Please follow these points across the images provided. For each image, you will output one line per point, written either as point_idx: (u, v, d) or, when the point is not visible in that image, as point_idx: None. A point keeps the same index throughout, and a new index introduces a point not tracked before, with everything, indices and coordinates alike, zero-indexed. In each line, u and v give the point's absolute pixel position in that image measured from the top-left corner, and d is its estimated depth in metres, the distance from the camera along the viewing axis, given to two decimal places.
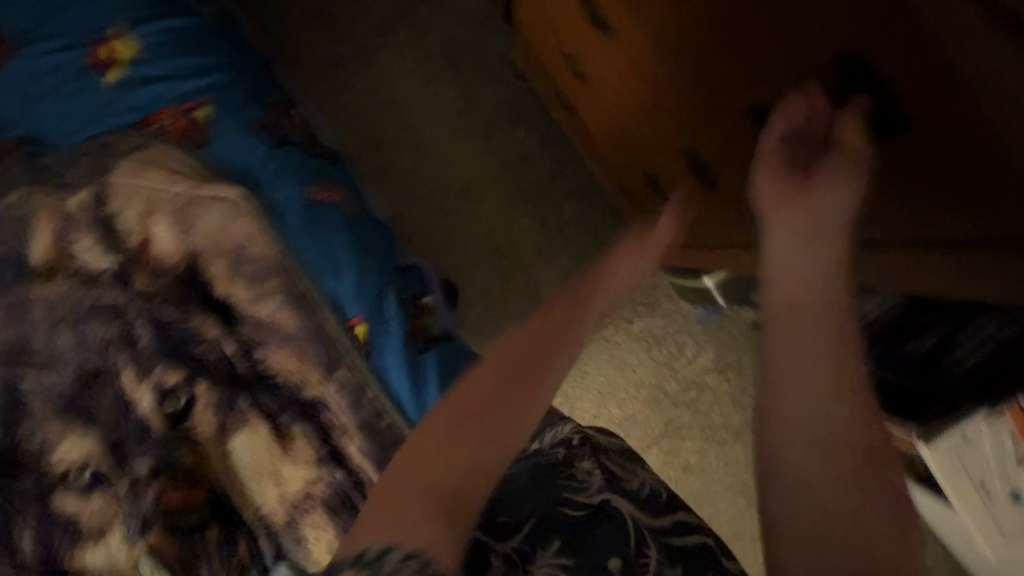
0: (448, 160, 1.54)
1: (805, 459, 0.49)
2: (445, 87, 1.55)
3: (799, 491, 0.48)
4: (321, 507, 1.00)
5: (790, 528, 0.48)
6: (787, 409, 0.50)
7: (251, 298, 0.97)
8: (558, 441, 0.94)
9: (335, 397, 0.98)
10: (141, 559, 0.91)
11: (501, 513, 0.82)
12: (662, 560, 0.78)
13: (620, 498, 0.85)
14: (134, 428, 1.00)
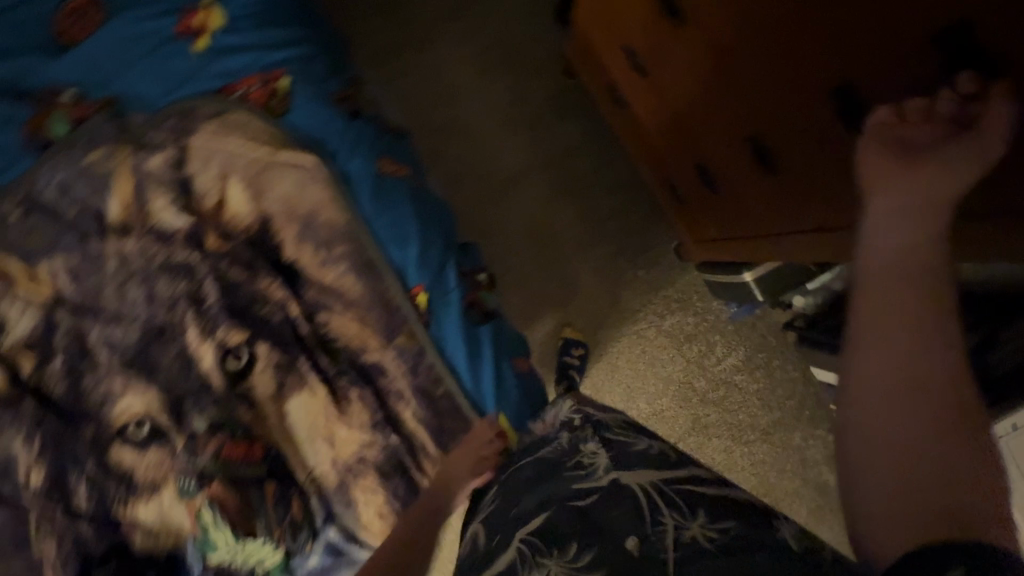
0: (495, 150, 1.61)
1: (880, 412, 0.50)
2: (496, 80, 1.62)
3: (868, 438, 0.50)
4: (373, 470, 1.02)
5: (856, 473, 0.50)
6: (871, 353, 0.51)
7: (320, 263, 1.01)
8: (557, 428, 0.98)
9: (393, 364, 1.01)
10: (203, 508, 0.95)
11: (513, 508, 0.84)
12: (679, 519, 0.70)
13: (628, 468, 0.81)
14: (195, 384, 1.03)
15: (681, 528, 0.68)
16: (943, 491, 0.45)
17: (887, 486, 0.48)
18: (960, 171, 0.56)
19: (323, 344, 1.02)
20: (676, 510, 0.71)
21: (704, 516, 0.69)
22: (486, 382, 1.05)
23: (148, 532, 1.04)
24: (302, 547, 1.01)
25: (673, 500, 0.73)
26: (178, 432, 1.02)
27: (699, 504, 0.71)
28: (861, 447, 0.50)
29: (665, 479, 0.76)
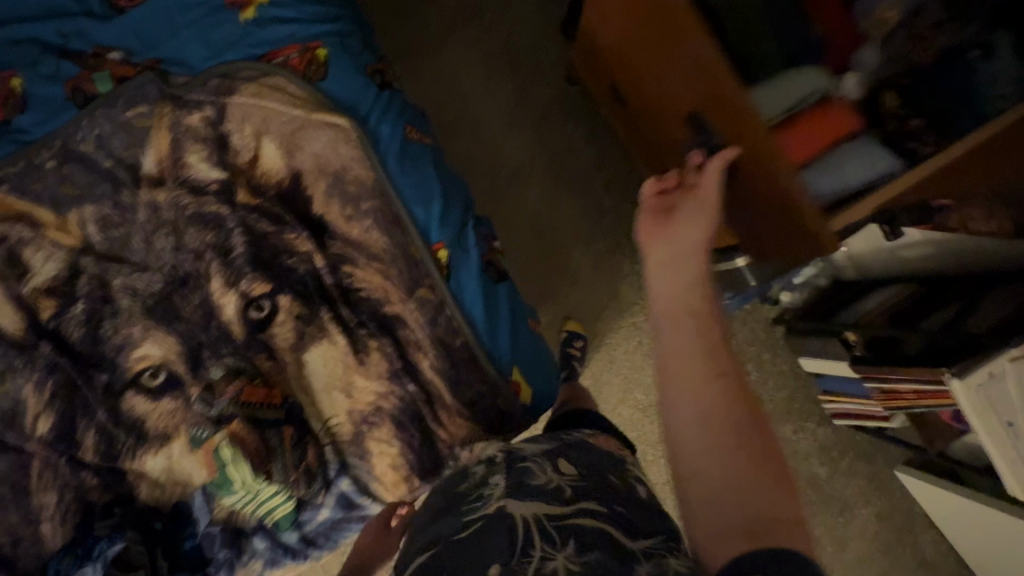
0: (499, 146, 1.71)
1: (697, 439, 0.59)
2: (501, 82, 1.73)
3: (693, 463, 0.58)
4: (389, 420, 1.03)
5: (691, 503, 0.58)
6: (678, 388, 0.61)
7: (347, 217, 1.06)
8: (475, 465, 0.88)
9: (412, 315, 1.05)
10: (220, 444, 0.98)
11: (410, 546, 0.79)
12: (548, 549, 0.65)
13: (522, 499, 0.75)
14: (215, 332, 1.05)
15: (548, 558, 0.64)
16: (756, 508, 0.55)
17: (721, 508, 0.56)
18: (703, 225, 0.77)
19: (346, 295, 1.05)
20: (548, 540, 0.67)
21: (573, 548, 0.66)
22: (503, 339, 1.07)
23: (155, 483, 1.03)
24: (315, 497, 1.03)
25: (552, 533, 0.67)
26: (194, 379, 1.03)
27: (574, 537, 0.67)
28: (693, 475, 0.58)
29: (553, 513, 0.71)
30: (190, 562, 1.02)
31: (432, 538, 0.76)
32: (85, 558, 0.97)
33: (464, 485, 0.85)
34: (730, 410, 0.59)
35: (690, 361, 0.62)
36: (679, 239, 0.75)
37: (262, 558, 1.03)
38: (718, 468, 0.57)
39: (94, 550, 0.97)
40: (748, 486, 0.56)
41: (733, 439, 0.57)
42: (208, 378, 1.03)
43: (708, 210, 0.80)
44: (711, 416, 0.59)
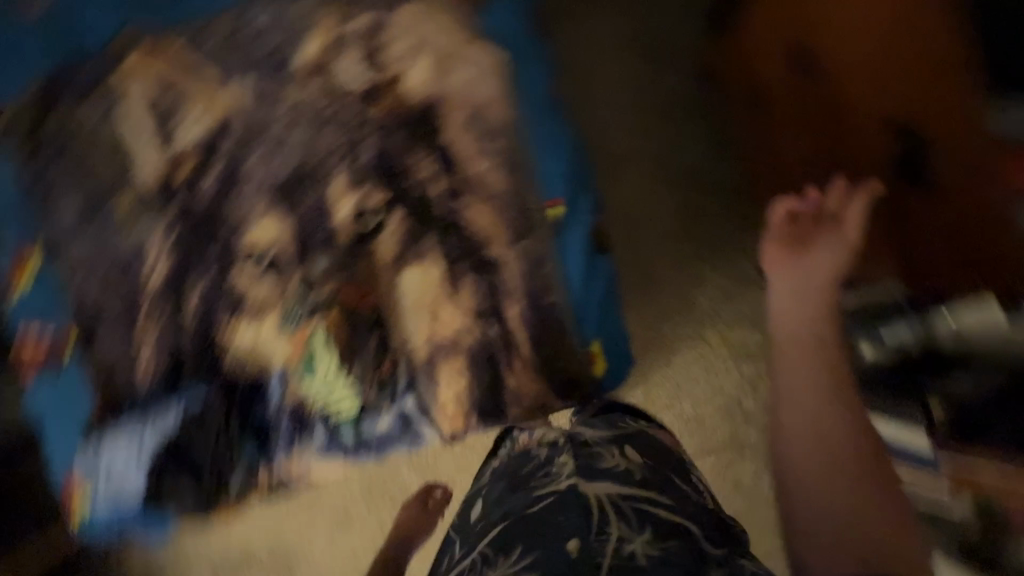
0: (621, 120, 1.67)
1: (816, 457, 0.79)
2: (636, 56, 1.68)
3: (813, 474, 0.78)
4: (464, 355, 1.06)
5: (805, 506, 0.77)
6: (802, 415, 0.83)
7: (474, 152, 1.07)
8: (540, 443, 0.96)
9: (511, 263, 1.06)
10: (315, 330, 1.09)
11: (483, 517, 0.88)
12: (626, 531, 0.76)
13: (592, 479, 0.84)
14: (325, 231, 1.09)
15: (624, 540, 0.75)
16: (868, 517, 0.75)
17: (836, 511, 0.76)
18: (835, 256, 1.03)
19: (454, 228, 1.07)
20: (625, 523, 0.77)
21: (648, 535, 0.76)
22: (592, 309, 1.08)
23: (238, 353, 1.09)
24: (379, 404, 1.09)
25: (626, 517, 0.78)
26: (297, 268, 1.09)
27: (648, 524, 0.77)
28: (806, 484, 0.78)
29: (620, 495, 0.81)
30: (254, 429, 1.10)
31: (506, 511, 0.86)
32: (173, 390, 1.08)
33: (527, 465, 0.93)
34: (846, 435, 0.80)
35: (815, 395, 0.84)
36: (807, 275, 1.01)
37: (318, 445, 1.11)
38: (835, 480, 0.77)
39: (181, 389, 1.08)
40: (859, 497, 0.77)
41: (849, 460, 0.79)
42: (310, 270, 1.09)
43: (845, 246, 1.04)
44: (832, 439, 0.80)
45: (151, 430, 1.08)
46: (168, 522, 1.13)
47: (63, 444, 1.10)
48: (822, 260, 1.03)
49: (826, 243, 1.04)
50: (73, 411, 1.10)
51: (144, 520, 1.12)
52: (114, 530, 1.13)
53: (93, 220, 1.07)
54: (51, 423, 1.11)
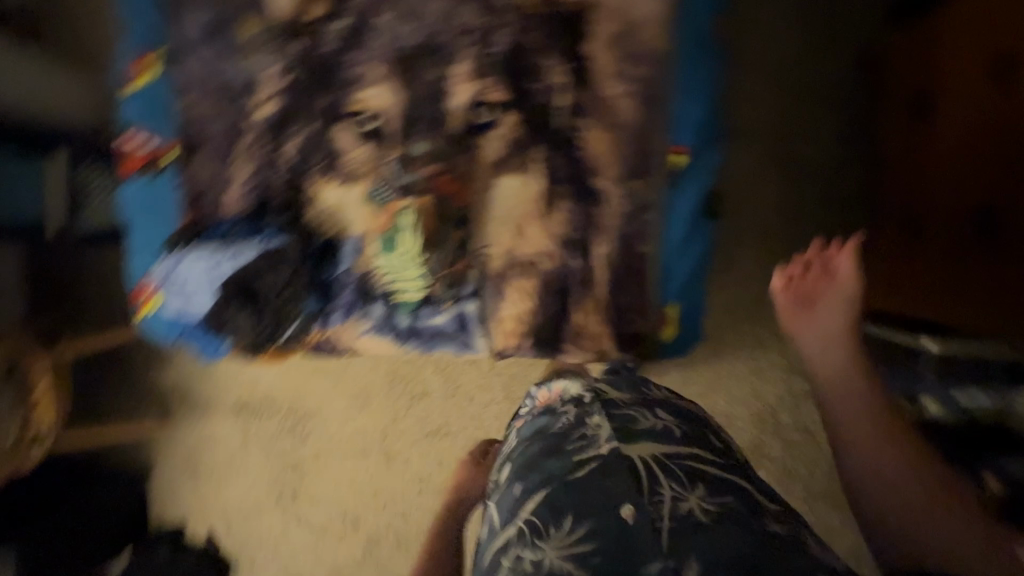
0: (769, 88, 1.47)
1: (871, 454, 0.92)
2: (808, 15, 1.45)
3: (871, 466, 0.91)
4: (537, 279, 1.03)
5: (863, 490, 0.92)
6: (849, 417, 0.96)
7: (611, 73, 0.99)
8: (565, 401, 0.95)
9: (615, 200, 1.00)
10: (405, 209, 1.03)
11: (521, 482, 0.86)
12: (679, 490, 0.77)
13: (631, 440, 0.84)
14: (435, 113, 1.05)
15: (679, 499, 0.76)
16: (927, 512, 0.84)
17: (898, 498, 0.87)
18: (841, 309, 1.02)
19: (567, 147, 1.02)
20: (678, 483, 0.78)
21: (702, 490, 0.77)
22: (680, 271, 1.01)
23: (323, 211, 1.10)
24: (442, 299, 1.07)
25: (676, 474, 0.79)
26: (397, 143, 1.07)
27: (700, 480, 0.79)
28: (864, 478, 0.91)
29: (664, 454, 0.81)
30: (318, 288, 1.11)
31: (546, 475, 0.84)
32: (256, 229, 1.09)
33: (556, 423, 0.91)
34: (889, 436, 0.92)
35: (859, 403, 0.97)
36: (822, 322, 1.02)
37: (370, 321, 1.10)
38: (894, 476, 0.89)
39: (264, 231, 1.09)
40: (917, 493, 0.86)
41: (903, 460, 0.89)
42: (408, 149, 1.06)
43: (847, 297, 1.01)
44: (888, 440, 0.92)
45: (225, 262, 1.05)
46: (223, 348, 1.16)
47: (151, 247, 1.14)
48: (825, 316, 1.02)
49: (829, 294, 1.02)
50: (165, 220, 1.13)
51: (203, 340, 1.14)
52: (172, 339, 1.16)
53: (224, 43, 1.09)
54: (143, 225, 1.14)
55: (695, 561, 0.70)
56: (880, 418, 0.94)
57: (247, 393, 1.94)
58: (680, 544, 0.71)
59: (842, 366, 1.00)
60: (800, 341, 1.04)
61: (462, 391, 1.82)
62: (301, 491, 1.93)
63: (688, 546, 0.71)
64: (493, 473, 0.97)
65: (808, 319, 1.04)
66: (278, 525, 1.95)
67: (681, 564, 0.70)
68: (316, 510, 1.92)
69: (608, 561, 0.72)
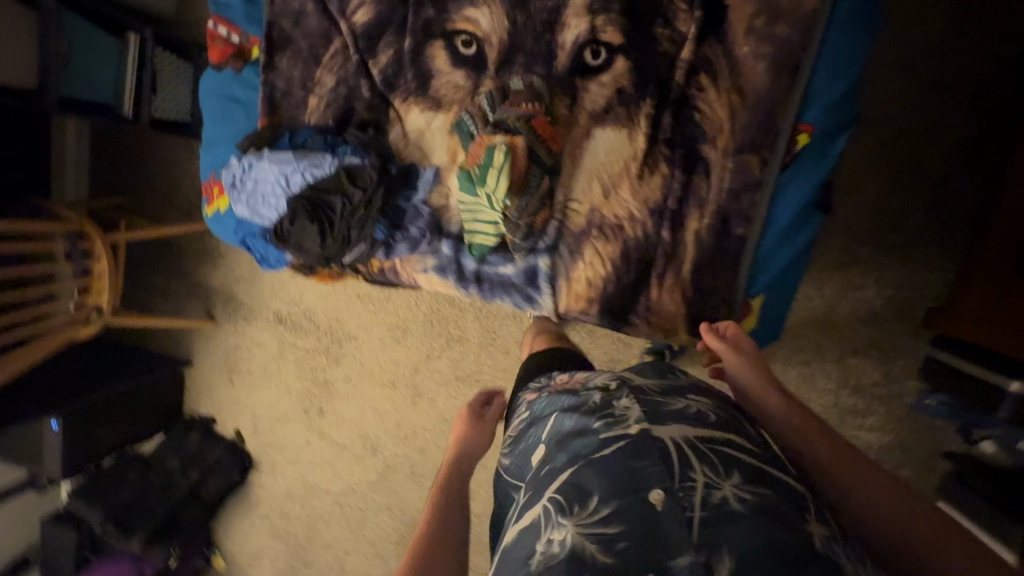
0: (907, 88, 1.40)
1: (855, 478, 0.76)
2: (969, 15, 1.35)
3: (865, 492, 0.75)
4: (618, 245, 0.97)
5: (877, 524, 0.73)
6: (809, 441, 0.81)
7: (748, 27, 0.87)
8: (591, 386, 0.91)
9: (720, 173, 0.91)
10: (497, 145, 0.90)
11: (545, 464, 0.80)
12: (711, 478, 0.70)
13: (662, 424, 0.77)
14: (541, 48, 0.97)
15: (712, 486, 0.69)
16: (950, 542, 0.69)
17: (914, 528, 0.71)
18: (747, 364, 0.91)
19: (679, 106, 0.92)
20: (710, 469, 0.71)
21: (738, 479, 0.71)
22: (774, 261, 0.93)
23: (405, 135, 1.05)
24: (515, 249, 1.01)
25: (709, 461, 0.72)
26: (494, 75, 0.99)
27: (736, 469, 0.72)
28: (868, 508, 0.74)
29: (696, 439, 0.75)
30: (389, 214, 1.05)
31: (572, 455, 0.78)
32: (331, 147, 1.03)
33: (581, 404, 0.87)
34: (858, 458, 0.79)
35: (801, 424, 0.83)
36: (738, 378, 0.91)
37: (436, 259, 1.06)
38: (894, 506, 0.73)
39: (340, 149, 1.03)
40: (924, 518, 0.72)
41: (886, 480, 0.76)
42: (505, 82, 0.98)
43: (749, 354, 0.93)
44: (861, 464, 0.78)
45: (299, 175, 1.01)
46: (284, 261, 1.14)
47: (224, 145, 1.11)
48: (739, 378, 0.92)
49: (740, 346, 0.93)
50: (243, 121, 1.10)
51: (266, 249, 1.13)
52: (238, 242, 1.16)
53: None
54: (220, 121, 1.11)
55: (728, 555, 0.63)
56: (834, 439, 0.81)
57: (288, 307, 1.96)
58: (713, 535, 0.65)
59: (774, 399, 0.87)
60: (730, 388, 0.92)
61: (499, 342, 1.80)
62: (327, 409, 1.99)
63: (720, 538, 0.65)
64: (510, 456, 0.92)
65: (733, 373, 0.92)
66: (301, 435, 2.02)
67: (712, 558, 0.63)
68: (339, 429, 1.98)
69: (639, 549, 0.65)
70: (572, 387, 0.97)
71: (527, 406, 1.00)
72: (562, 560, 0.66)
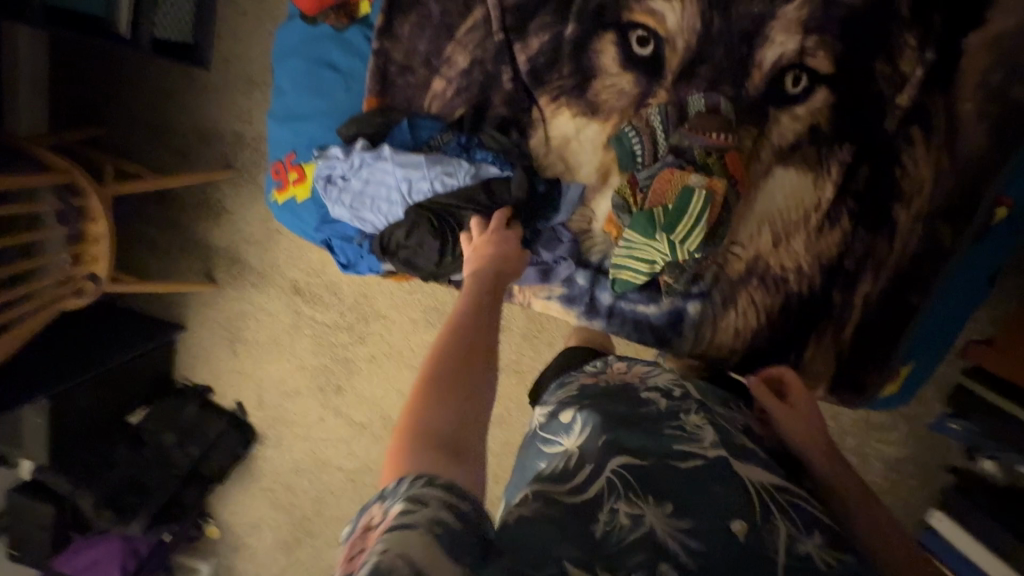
0: None
1: (864, 502, 0.69)
2: None
3: (878, 520, 0.67)
4: (777, 296, 0.90)
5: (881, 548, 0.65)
6: (832, 460, 0.73)
7: (979, 77, 0.78)
8: (651, 388, 0.75)
9: (906, 236, 0.84)
10: (698, 189, 0.79)
11: (597, 438, 0.65)
12: (792, 529, 0.59)
13: (740, 456, 0.66)
14: (732, 62, 0.82)
15: (793, 538, 0.58)
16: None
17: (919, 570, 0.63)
18: (806, 418, 0.79)
19: (879, 155, 0.83)
20: (790, 520, 0.59)
21: (819, 538, 0.59)
22: (932, 330, 0.90)
23: (547, 139, 0.90)
24: (666, 291, 0.92)
25: (789, 512, 0.60)
26: (671, 86, 0.84)
27: (815, 527, 0.60)
28: (877, 538, 0.65)
29: (774, 484, 0.63)
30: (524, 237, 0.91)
31: (624, 450, 0.63)
32: (465, 152, 0.86)
33: (640, 403, 0.71)
34: (859, 486, 0.71)
35: (819, 445, 0.75)
36: (787, 420, 0.78)
37: (566, 289, 0.94)
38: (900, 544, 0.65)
39: (477, 154, 0.86)
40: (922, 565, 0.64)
41: (890, 517, 0.68)
42: (681, 98, 0.84)
43: (807, 416, 0.79)
44: (869, 495, 0.70)
45: (427, 184, 0.83)
46: (375, 270, 0.98)
47: (314, 123, 0.91)
48: (794, 421, 0.78)
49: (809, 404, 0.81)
50: (343, 98, 0.91)
51: (356, 255, 0.96)
52: (317, 240, 0.97)
53: None
54: (311, 92, 0.91)
55: None
56: (848, 468, 0.73)
57: (307, 276, 1.72)
58: None
59: (812, 425, 0.78)
60: (785, 419, 0.79)
61: None
62: (346, 387, 1.77)
63: None
64: (542, 424, 0.76)
65: (791, 417, 0.79)
66: (313, 412, 1.81)
67: None
68: (358, 409, 1.78)
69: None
70: (630, 381, 0.78)
71: (575, 381, 0.81)
72: (636, 541, 0.53)
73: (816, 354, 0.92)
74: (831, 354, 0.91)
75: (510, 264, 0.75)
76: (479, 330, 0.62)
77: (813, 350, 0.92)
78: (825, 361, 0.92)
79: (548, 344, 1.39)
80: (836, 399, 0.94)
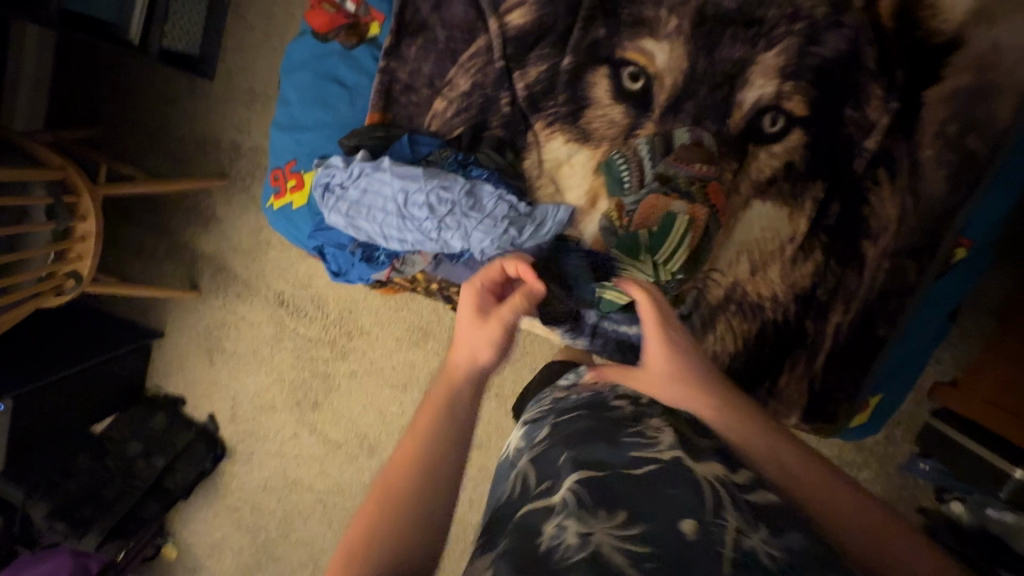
0: None
1: (816, 492, 0.63)
2: None
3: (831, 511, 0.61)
4: (753, 322, 0.94)
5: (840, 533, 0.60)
6: (765, 445, 0.67)
7: (938, 128, 0.84)
8: (618, 396, 0.74)
9: (874, 271, 0.89)
10: (680, 216, 0.86)
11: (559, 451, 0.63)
12: (740, 524, 0.53)
13: (697, 455, 0.62)
14: (715, 101, 0.88)
15: (741, 535, 0.52)
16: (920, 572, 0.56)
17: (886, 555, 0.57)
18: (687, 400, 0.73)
19: (847, 194, 0.89)
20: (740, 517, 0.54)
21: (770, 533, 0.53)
22: (899, 363, 0.94)
23: (542, 162, 0.94)
24: None
25: (740, 509, 0.55)
26: (658, 119, 0.90)
27: (763, 524, 0.54)
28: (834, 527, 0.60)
29: (727, 481, 0.59)
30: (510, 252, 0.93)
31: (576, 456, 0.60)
32: (462, 167, 0.90)
33: (604, 412, 0.70)
34: (808, 470, 0.65)
35: (748, 428, 0.69)
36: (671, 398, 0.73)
37: None
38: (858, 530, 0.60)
39: (473, 171, 0.89)
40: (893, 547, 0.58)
41: (841, 497, 0.62)
42: (668, 130, 0.90)
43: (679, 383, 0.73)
44: (817, 473, 0.64)
45: (422, 196, 0.85)
46: (366, 279, 0.99)
47: (317, 133, 0.95)
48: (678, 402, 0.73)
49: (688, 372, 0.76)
50: (347, 111, 0.94)
51: (348, 264, 0.97)
52: (310, 247, 0.99)
53: None
54: (317, 104, 0.95)
55: None
56: (794, 449, 0.67)
57: (293, 288, 1.72)
58: None
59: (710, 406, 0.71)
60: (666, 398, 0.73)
61: None
62: (324, 403, 1.74)
63: None
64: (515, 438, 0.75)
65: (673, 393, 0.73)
66: (288, 428, 1.77)
67: None
68: (335, 426, 1.74)
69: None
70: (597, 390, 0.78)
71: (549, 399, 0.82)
72: (582, 562, 0.48)
73: (790, 381, 0.95)
74: (805, 383, 0.94)
75: (486, 355, 0.67)
76: (427, 453, 0.57)
77: (788, 376, 0.95)
78: (800, 389, 0.95)
79: (533, 367, 1.40)
80: (808, 427, 0.96)
